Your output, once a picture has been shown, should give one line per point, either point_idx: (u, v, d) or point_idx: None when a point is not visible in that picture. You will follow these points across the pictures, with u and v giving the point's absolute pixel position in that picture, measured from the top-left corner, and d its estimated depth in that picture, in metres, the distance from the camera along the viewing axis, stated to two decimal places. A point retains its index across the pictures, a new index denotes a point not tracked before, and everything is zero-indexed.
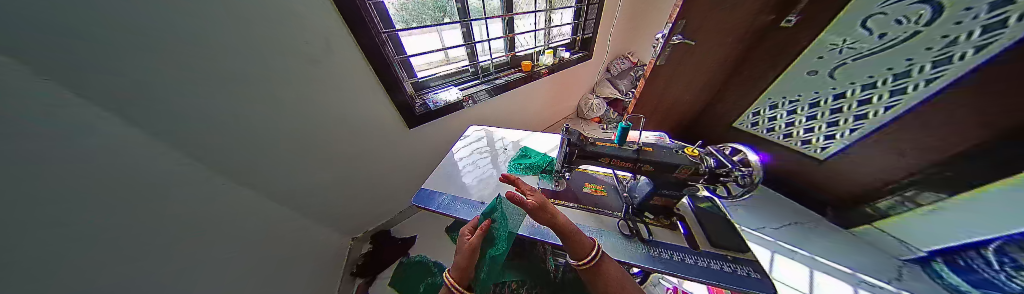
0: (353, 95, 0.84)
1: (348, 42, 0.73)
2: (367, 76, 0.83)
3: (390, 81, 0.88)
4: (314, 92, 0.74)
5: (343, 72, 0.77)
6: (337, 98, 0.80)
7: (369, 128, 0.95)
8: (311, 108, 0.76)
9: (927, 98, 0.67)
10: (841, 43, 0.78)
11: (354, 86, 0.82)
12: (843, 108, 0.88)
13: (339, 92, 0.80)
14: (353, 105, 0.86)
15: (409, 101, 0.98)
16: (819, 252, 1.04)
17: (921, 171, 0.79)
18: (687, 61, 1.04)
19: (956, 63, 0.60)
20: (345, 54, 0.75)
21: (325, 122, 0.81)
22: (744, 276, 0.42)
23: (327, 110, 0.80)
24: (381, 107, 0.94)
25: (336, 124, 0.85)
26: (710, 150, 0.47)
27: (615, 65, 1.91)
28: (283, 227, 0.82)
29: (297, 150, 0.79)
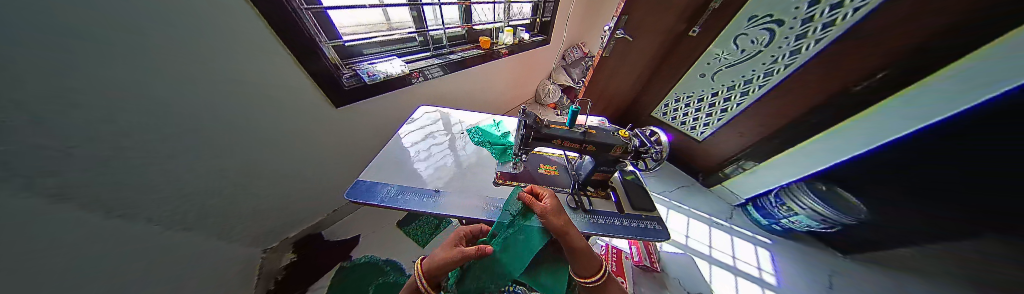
0: (242, 65, 0.60)
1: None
2: (267, 41, 0.61)
3: (305, 48, 0.68)
4: (183, 66, 0.50)
5: (227, 33, 0.54)
6: (216, 69, 0.56)
7: (282, 106, 0.74)
8: (180, 87, 0.52)
9: (760, 97, 1.05)
10: (720, 54, 1.09)
11: (246, 54, 0.59)
12: (715, 103, 1.24)
13: (217, 60, 0.56)
14: (243, 78, 0.62)
15: (332, 73, 0.78)
16: (694, 205, 1.48)
17: (753, 145, 1.23)
18: (626, 55, 1.19)
19: (776, 74, 0.95)
20: (231, 13, 0.52)
21: (207, 102, 0.58)
22: (653, 228, 0.55)
23: (208, 85, 0.57)
24: (291, 80, 0.72)
25: (223, 103, 0.61)
26: (636, 132, 0.57)
27: (569, 53, 2.03)
28: (155, 245, 0.59)
29: (173, 136, 0.56)
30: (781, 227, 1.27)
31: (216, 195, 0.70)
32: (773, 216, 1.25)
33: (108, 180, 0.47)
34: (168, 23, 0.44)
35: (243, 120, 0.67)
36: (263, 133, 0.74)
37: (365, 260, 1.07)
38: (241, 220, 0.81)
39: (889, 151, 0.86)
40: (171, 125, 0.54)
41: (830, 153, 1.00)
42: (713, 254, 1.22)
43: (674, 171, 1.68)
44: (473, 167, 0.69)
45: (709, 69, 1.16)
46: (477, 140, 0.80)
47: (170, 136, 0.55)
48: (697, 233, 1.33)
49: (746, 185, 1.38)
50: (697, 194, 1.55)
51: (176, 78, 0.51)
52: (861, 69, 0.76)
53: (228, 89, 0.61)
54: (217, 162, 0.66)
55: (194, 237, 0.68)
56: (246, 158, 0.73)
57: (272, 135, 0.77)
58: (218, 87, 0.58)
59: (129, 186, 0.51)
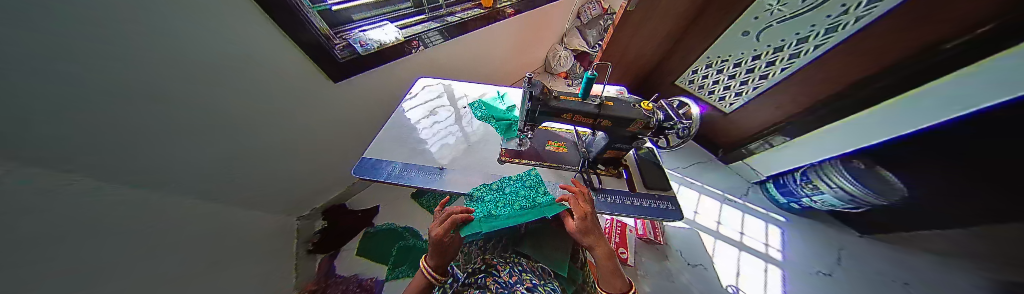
0: (231, 41, 0.55)
1: None
2: (246, 10, 0.53)
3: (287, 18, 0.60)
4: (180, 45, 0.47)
5: (200, 13, 0.47)
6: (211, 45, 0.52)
7: (283, 82, 0.72)
8: (188, 68, 0.50)
9: (810, 61, 0.88)
10: (773, 5, 0.87)
11: (231, 24, 0.53)
12: (755, 68, 1.07)
13: (209, 40, 0.51)
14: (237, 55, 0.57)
15: (321, 42, 0.70)
16: (709, 182, 1.42)
17: (786, 120, 1.09)
18: (652, 10, 1.03)
19: (839, 32, 0.76)
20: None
21: (210, 86, 0.56)
22: (666, 209, 0.52)
23: (208, 63, 0.53)
24: (281, 52, 0.66)
25: (227, 84, 0.59)
26: (662, 103, 0.50)
27: (586, 10, 1.76)
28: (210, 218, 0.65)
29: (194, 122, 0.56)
30: (800, 206, 1.21)
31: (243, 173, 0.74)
32: (795, 194, 1.19)
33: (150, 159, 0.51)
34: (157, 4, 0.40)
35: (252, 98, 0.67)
36: (275, 112, 0.74)
37: (386, 227, 1.16)
38: (272, 192, 0.88)
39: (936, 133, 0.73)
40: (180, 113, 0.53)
41: (878, 130, 0.86)
42: (719, 230, 1.22)
43: (690, 147, 1.59)
44: (478, 143, 0.67)
45: (755, 25, 0.96)
46: (481, 115, 0.75)
47: (190, 123, 0.55)
48: (707, 209, 1.30)
49: (769, 163, 1.29)
50: (713, 171, 1.48)
51: (175, 65, 0.48)
52: (929, 32, 0.60)
53: (227, 68, 0.57)
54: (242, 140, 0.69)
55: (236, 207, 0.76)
56: (261, 138, 0.74)
57: (282, 112, 0.77)
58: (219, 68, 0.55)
59: (171, 165, 0.55)
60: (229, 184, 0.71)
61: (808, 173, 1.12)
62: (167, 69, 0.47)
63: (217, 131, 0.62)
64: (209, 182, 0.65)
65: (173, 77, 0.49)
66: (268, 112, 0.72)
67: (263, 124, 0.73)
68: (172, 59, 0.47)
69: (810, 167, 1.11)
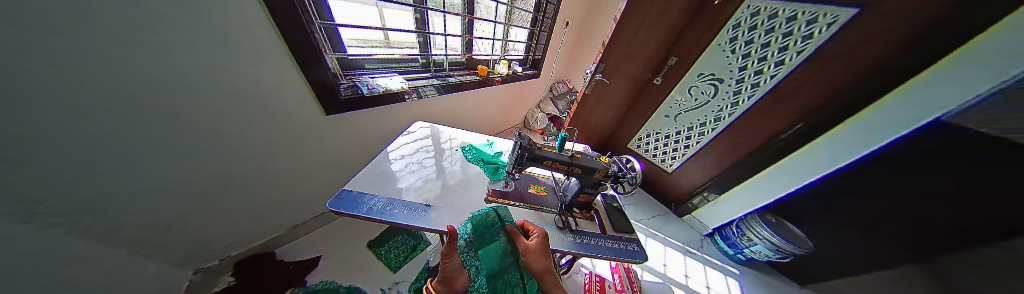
0: (246, 68, 0.61)
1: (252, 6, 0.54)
2: (269, 46, 0.62)
3: (309, 58, 0.70)
4: (184, 61, 0.51)
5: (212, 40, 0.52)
6: (216, 69, 0.56)
7: (277, 112, 0.73)
8: (174, 83, 0.51)
9: (713, 137, 1.28)
10: (679, 100, 1.35)
11: (254, 54, 0.61)
12: (679, 141, 1.46)
13: (208, 64, 0.55)
14: (244, 81, 0.62)
15: (331, 78, 0.78)
16: (671, 234, 1.55)
17: (713, 180, 1.41)
18: (604, 92, 1.43)
19: (724, 119, 1.21)
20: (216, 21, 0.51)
21: (182, 103, 0.54)
22: (633, 250, 0.58)
23: (206, 81, 0.56)
24: (289, 85, 0.71)
25: (211, 106, 0.59)
26: (615, 159, 0.65)
27: (557, 87, 2.27)
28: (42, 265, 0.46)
29: (126, 134, 0.50)
30: (745, 257, 1.37)
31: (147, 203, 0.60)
32: (737, 245, 1.36)
33: (41, 170, 0.42)
34: (182, 25, 0.47)
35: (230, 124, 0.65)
36: (250, 140, 0.71)
37: (321, 287, 0.91)
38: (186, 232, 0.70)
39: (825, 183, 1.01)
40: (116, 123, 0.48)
41: (779, 185, 1.16)
42: (689, 283, 1.26)
43: (650, 200, 1.80)
44: (465, 184, 0.70)
45: (671, 111, 1.41)
46: (471, 158, 0.83)
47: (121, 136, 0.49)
48: (674, 261, 1.37)
49: (712, 216, 1.52)
50: (673, 223, 1.65)
51: (162, 77, 0.49)
52: (781, 118, 1.02)
53: (228, 93, 0.61)
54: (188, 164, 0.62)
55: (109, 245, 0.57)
56: (204, 163, 0.66)
57: (258, 141, 0.73)
58: (216, 91, 0.59)
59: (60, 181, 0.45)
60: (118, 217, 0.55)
61: (740, 225, 1.35)
62: (150, 82, 0.48)
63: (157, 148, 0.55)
64: (99, 205, 0.52)
65: (151, 91, 0.49)
66: (235, 138, 0.68)
67: (218, 150, 0.66)
68: (166, 71, 0.49)
69: (741, 220, 1.36)
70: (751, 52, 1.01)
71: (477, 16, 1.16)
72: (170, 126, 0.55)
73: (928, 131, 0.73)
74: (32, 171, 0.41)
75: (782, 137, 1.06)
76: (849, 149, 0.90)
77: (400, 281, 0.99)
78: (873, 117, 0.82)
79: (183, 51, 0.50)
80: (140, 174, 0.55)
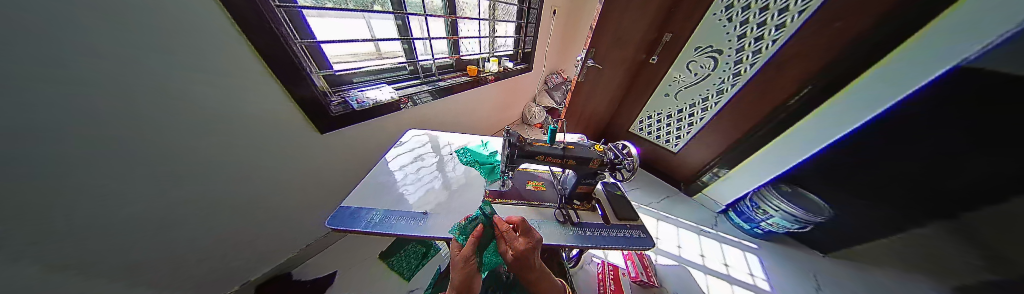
0: (235, 99, 0.61)
1: (226, 34, 0.54)
2: (253, 73, 0.62)
3: (295, 80, 0.70)
4: (170, 101, 0.51)
5: (195, 76, 0.52)
6: (206, 106, 0.57)
7: (275, 138, 0.74)
8: (169, 124, 0.52)
9: (717, 111, 1.29)
10: (678, 77, 1.35)
11: (240, 85, 0.61)
12: (682, 119, 1.46)
13: (200, 100, 0.55)
14: (234, 113, 0.62)
15: (320, 97, 0.78)
16: (682, 215, 1.52)
17: (723, 155, 1.39)
18: (599, 79, 1.41)
19: (725, 92, 1.21)
20: (196, 53, 0.51)
21: (176, 139, 0.54)
22: (638, 237, 0.56)
23: (199, 118, 0.56)
24: (280, 110, 0.72)
25: (210, 141, 0.60)
26: (610, 146, 0.63)
27: (551, 78, 2.23)
28: None
29: (127, 176, 0.50)
30: (762, 230, 1.34)
31: (161, 240, 0.61)
32: (753, 220, 1.32)
33: (52, 216, 0.44)
34: (164, 64, 0.47)
35: (231, 155, 0.66)
36: (254, 167, 0.73)
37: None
38: (207, 261, 0.73)
39: (846, 141, 1.00)
40: (109, 167, 0.47)
41: (794, 151, 1.14)
42: (705, 263, 1.23)
43: (657, 183, 1.76)
44: (463, 187, 0.70)
45: (671, 90, 1.42)
46: (466, 160, 0.82)
47: (118, 178, 0.49)
48: (688, 242, 1.34)
49: (724, 192, 1.50)
50: (683, 203, 1.61)
51: (150, 121, 0.49)
52: (789, 81, 1.02)
53: (222, 127, 0.61)
54: (199, 197, 0.64)
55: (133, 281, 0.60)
56: (211, 196, 0.66)
57: (262, 167, 0.75)
58: (211, 127, 0.59)
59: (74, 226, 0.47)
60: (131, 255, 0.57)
61: (754, 199, 1.31)
62: (143, 126, 0.49)
63: (165, 185, 0.57)
64: (119, 244, 0.55)
65: (149, 133, 0.50)
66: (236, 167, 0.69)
67: (218, 181, 0.66)
68: (158, 113, 0.50)
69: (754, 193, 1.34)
70: (749, 18, 1.00)
71: (460, 16, 1.15)
72: (173, 163, 0.56)
73: (957, 72, 0.73)
74: (43, 219, 0.43)
75: (791, 103, 1.06)
76: (868, 105, 0.90)
77: (414, 288, 1.01)
78: (889, 71, 0.82)
79: (172, 90, 0.50)
80: (153, 210, 0.57)
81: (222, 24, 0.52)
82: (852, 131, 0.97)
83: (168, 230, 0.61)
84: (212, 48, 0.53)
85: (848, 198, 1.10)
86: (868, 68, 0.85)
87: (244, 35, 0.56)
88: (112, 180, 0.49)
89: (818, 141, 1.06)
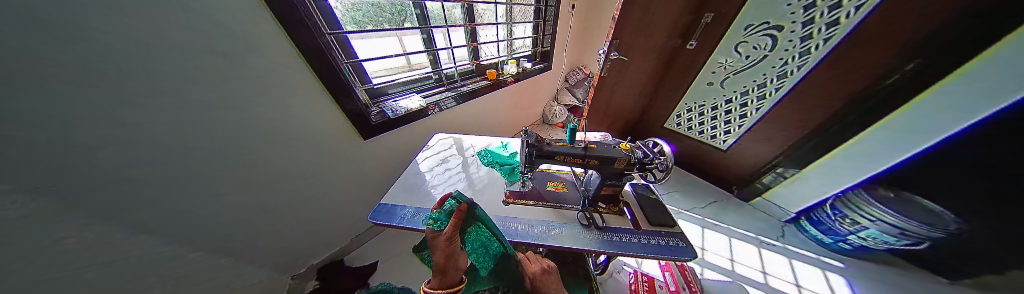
0: (289, 106, 0.73)
1: (288, 55, 0.66)
2: (309, 87, 0.75)
3: (338, 90, 0.80)
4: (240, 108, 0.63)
5: (265, 90, 0.66)
6: (268, 112, 0.69)
7: (322, 143, 0.86)
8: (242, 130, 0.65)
9: (778, 99, 1.08)
10: (723, 62, 1.19)
11: (291, 94, 0.72)
12: (731, 110, 1.27)
13: (266, 110, 0.68)
14: (290, 119, 0.75)
15: (359, 104, 0.88)
16: (735, 223, 1.31)
17: (790, 151, 1.16)
18: (625, 73, 1.33)
19: (789, 76, 1.01)
20: (269, 72, 0.65)
21: (245, 142, 0.67)
22: (676, 247, 0.50)
23: (263, 122, 0.69)
24: (324, 116, 0.83)
25: (271, 144, 0.73)
26: (639, 144, 0.58)
27: (572, 76, 2.15)
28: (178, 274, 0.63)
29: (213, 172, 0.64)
30: (851, 246, 1.08)
31: (242, 225, 0.76)
32: (837, 232, 1.07)
33: (164, 201, 0.57)
34: (239, 79, 0.60)
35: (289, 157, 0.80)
36: (306, 166, 0.86)
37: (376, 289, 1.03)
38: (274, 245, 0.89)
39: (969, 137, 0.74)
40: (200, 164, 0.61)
41: (893, 148, 0.89)
42: (769, 283, 1.03)
43: (701, 185, 1.55)
44: (486, 187, 0.72)
45: (715, 77, 1.25)
46: (488, 161, 0.85)
47: (207, 174, 0.63)
48: (744, 255, 1.14)
49: (793, 196, 1.25)
50: (736, 209, 1.39)
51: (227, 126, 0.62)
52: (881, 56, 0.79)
53: (279, 132, 0.74)
54: (266, 190, 0.78)
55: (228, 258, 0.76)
56: (274, 191, 0.80)
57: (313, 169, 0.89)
58: (272, 132, 0.72)
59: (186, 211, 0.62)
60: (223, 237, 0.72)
61: (836, 205, 1.07)
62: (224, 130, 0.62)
63: (243, 181, 0.71)
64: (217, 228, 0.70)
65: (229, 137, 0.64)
66: (291, 167, 0.82)
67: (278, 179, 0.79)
68: (232, 119, 0.62)
69: (836, 197, 1.08)
70: None
71: (478, 23, 1.19)
72: (245, 163, 0.70)
73: None
74: (159, 203, 0.57)
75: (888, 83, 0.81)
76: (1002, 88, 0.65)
77: None
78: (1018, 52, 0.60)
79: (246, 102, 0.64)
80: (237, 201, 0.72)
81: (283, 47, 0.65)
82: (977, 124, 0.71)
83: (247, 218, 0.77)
84: (275, 68, 0.65)
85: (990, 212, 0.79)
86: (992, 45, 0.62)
87: (296, 49, 0.67)
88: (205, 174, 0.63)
89: (928, 136, 0.80)
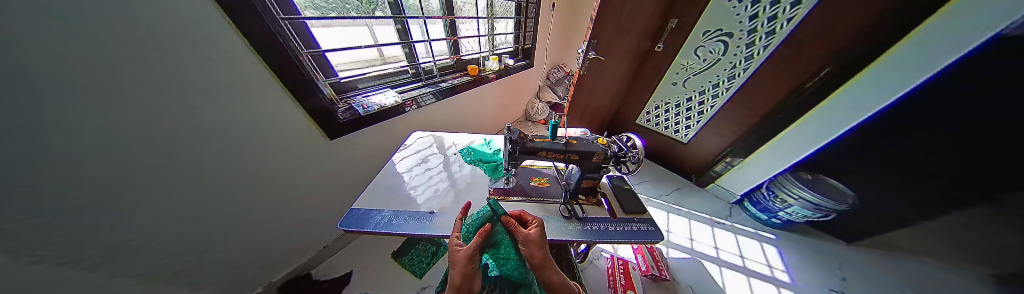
0: (249, 105, 0.63)
1: (240, 48, 0.57)
2: (268, 87, 0.66)
3: (302, 85, 0.72)
4: (189, 107, 0.53)
5: (215, 92, 0.56)
6: (222, 112, 0.59)
7: (290, 146, 0.77)
8: (191, 136, 0.56)
9: (729, 98, 1.24)
10: (685, 64, 1.31)
11: (251, 89, 0.63)
12: (691, 107, 1.42)
13: (216, 114, 0.58)
14: (250, 119, 0.65)
15: (325, 100, 0.79)
16: (694, 207, 1.48)
17: (737, 142, 1.35)
18: (603, 71, 1.39)
19: (738, 78, 1.16)
20: (217, 69, 0.55)
21: (190, 149, 0.57)
22: (647, 231, 0.55)
23: (211, 125, 0.58)
24: (289, 116, 0.73)
25: (228, 151, 0.64)
26: (614, 139, 0.61)
27: (553, 73, 2.20)
28: None
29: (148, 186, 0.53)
30: (781, 220, 1.29)
31: (187, 245, 0.65)
32: (771, 210, 1.28)
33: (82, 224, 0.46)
34: (186, 80, 0.51)
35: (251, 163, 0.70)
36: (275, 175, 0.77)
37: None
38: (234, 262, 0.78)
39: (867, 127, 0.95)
40: (131, 177, 0.50)
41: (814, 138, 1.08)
42: (720, 256, 1.19)
43: (666, 175, 1.72)
44: (470, 186, 0.71)
45: (678, 78, 1.38)
46: (470, 159, 0.83)
47: (142, 188, 0.52)
48: (701, 234, 1.31)
49: (739, 181, 1.45)
50: (694, 195, 1.57)
51: (168, 131, 0.52)
52: (807, 63, 0.95)
53: (240, 137, 0.65)
54: (227, 203, 0.68)
55: (172, 281, 0.65)
56: (229, 202, 0.70)
57: (286, 177, 0.80)
58: (228, 137, 0.62)
59: (120, 234, 0.52)
60: (160, 260, 0.60)
61: (772, 188, 1.26)
62: (168, 136, 0.52)
63: (196, 193, 0.61)
64: (157, 249, 0.59)
65: (175, 144, 0.54)
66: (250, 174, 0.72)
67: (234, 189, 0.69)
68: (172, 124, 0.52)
69: (772, 181, 1.28)
70: None
71: (458, 16, 1.14)
72: (194, 174, 0.60)
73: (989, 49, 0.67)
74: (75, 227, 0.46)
75: (811, 84, 0.99)
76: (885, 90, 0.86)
77: (427, 286, 1.04)
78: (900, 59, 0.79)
79: (190, 106, 0.53)
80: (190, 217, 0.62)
81: (231, 37, 0.55)
82: (872, 117, 0.92)
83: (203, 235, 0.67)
84: (223, 64, 0.55)
85: (875, 181, 1.05)
86: (881, 55, 0.81)
87: (248, 42, 0.57)
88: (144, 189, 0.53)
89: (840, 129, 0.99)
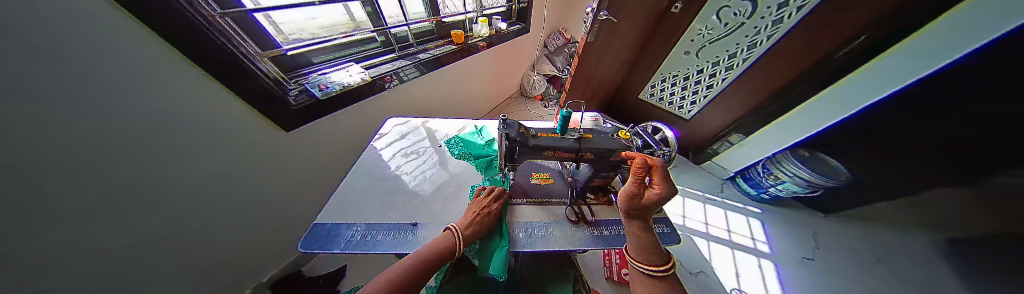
0: (126, 78, 0.45)
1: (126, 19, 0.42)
2: (184, 68, 0.52)
3: (201, 47, 0.51)
4: (64, 103, 0.39)
5: (111, 76, 0.43)
6: (118, 109, 0.46)
7: (236, 143, 0.68)
8: (101, 154, 0.46)
9: (742, 71, 1.12)
10: (702, 29, 1.15)
11: (104, 44, 0.41)
12: (701, 80, 1.30)
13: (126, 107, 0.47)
14: (151, 108, 0.50)
15: (252, 68, 0.63)
16: (688, 185, 1.49)
17: (739, 121, 1.30)
18: (609, 38, 1.20)
19: (758, 47, 1.02)
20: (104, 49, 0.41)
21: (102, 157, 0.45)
22: (660, 233, 0.50)
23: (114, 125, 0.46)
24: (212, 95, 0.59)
25: (142, 161, 0.52)
26: (639, 130, 0.52)
27: (552, 40, 1.97)
28: None
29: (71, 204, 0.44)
30: (769, 196, 1.31)
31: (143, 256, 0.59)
32: (761, 185, 1.29)
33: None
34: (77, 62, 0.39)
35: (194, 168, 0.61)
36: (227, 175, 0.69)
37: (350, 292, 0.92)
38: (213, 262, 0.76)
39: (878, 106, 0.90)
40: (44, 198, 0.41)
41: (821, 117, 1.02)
42: (709, 231, 1.24)
43: None
44: (461, 186, 0.62)
45: (691, 45, 1.23)
46: (458, 152, 0.73)
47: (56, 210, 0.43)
48: (692, 211, 1.34)
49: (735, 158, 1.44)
50: (689, 172, 1.58)
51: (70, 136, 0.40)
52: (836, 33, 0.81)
53: (164, 145, 0.54)
54: (172, 214, 0.61)
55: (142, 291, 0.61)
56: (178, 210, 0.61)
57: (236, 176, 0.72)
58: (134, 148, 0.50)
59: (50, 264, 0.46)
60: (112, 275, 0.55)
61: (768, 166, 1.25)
62: (61, 151, 0.41)
63: (139, 211, 0.55)
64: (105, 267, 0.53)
65: (71, 164, 0.43)
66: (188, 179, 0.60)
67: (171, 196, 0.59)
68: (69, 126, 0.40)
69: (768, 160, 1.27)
70: None
71: None
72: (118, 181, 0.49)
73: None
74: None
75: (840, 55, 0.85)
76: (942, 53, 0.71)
77: None
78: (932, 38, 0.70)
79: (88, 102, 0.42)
80: (129, 232, 0.55)
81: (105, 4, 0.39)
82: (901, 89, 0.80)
83: (152, 245, 0.60)
84: (108, 39, 0.41)
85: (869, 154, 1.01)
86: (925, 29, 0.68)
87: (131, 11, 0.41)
88: (59, 222, 0.44)
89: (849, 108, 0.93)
